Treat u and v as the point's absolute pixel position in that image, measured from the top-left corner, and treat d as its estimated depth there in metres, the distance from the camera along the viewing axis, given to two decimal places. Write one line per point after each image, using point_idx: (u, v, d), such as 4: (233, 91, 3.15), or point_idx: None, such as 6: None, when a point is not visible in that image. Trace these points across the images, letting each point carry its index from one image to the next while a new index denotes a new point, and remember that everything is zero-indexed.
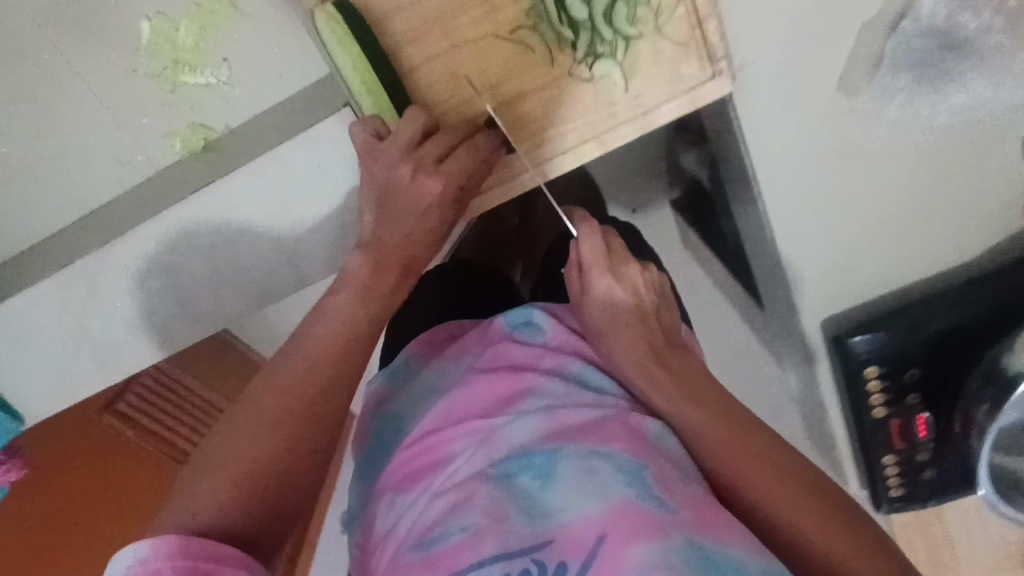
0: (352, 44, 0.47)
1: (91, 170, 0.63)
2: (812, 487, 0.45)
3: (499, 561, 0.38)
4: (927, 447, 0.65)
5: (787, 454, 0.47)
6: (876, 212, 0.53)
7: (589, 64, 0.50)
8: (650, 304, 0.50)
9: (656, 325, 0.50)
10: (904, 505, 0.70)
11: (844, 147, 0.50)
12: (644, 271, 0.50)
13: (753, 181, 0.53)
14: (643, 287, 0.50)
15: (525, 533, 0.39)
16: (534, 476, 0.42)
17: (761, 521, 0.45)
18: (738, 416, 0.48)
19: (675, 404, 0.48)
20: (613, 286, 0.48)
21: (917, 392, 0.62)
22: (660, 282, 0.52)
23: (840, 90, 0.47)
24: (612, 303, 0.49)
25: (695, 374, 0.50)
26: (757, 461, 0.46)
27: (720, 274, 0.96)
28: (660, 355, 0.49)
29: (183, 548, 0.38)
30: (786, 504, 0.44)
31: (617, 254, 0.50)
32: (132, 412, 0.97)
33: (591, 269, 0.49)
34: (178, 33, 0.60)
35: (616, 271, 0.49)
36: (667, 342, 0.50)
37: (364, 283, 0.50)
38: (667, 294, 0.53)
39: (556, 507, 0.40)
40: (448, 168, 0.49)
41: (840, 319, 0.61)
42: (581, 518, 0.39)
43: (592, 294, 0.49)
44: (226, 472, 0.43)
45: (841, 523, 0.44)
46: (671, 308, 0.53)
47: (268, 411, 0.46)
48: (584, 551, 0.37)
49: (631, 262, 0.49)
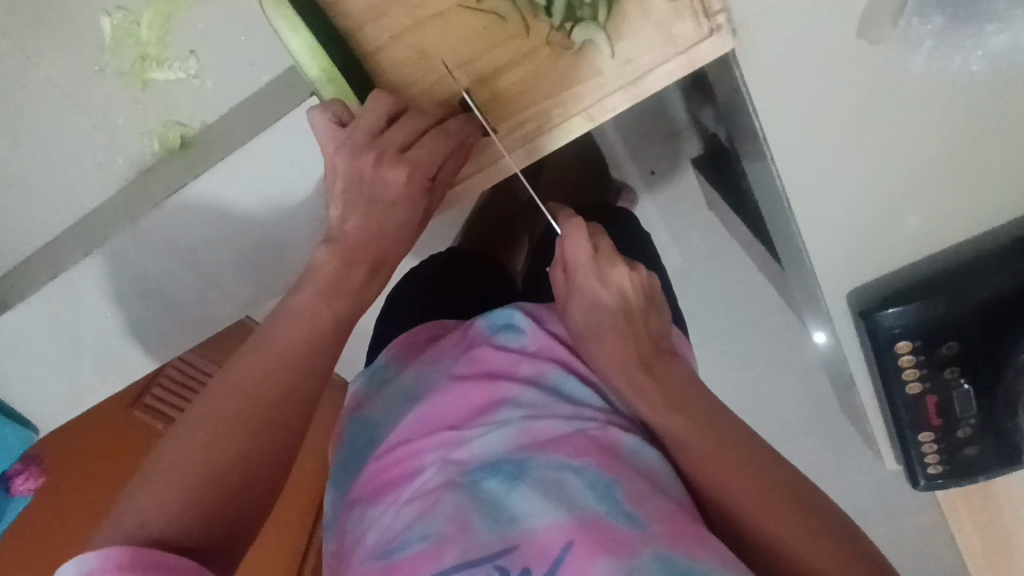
0: (304, 27, 0.44)
1: (70, 176, 0.63)
2: (791, 493, 0.45)
3: (462, 570, 0.39)
4: (970, 424, 0.56)
5: (766, 461, 0.46)
6: (903, 175, 0.47)
7: (568, 31, 0.46)
8: (638, 306, 0.52)
9: (643, 328, 0.51)
10: (945, 481, 0.61)
11: (868, 103, 0.44)
12: (632, 273, 0.52)
13: (762, 142, 0.48)
14: (630, 288, 0.51)
15: (489, 540, 0.40)
16: (502, 487, 0.43)
17: (743, 531, 0.44)
18: (720, 422, 0.48)
19: (655, 410, 0.48)
20: (599, 289, 0.51)
21: (958, 366, 0.52)
22: (650, 285, 0.53)
23: (861, 37, 0.41)
24: (597, 303, 0.51)
25: (680, 381, 0.50)
26: (743, 471, 0.45)
27: (745, 236, 0.90)
28: (647, 362, 0.50)
29: (130, 561, 0.34)
30: (769, 516, 0.43)
31: (604, 253, 0.51)
32: (160, 404, 0.94)
33: (577, 271, 0.51)
34: (140, 28, 0.59)
35: (602, 272, 0.51)
36: (654, 348, 0.51)
37: (330, 281, 0.46)
38: (657, 298, 0.54)
39: (522, 515, 0.41)
40: (413, 156, 0.46)
41: (866, 292, 0.55)
42: (547, 527, 0.40)
43: (578, 294, 0.51)
44: (178, 482, 0.38)
45: (818, 531, 0.43)
46: (662, 312, 0.54)
47: (227, 414, 0.41)
48: (549, 559, 0.39)
49: (619, 265, 0.51)
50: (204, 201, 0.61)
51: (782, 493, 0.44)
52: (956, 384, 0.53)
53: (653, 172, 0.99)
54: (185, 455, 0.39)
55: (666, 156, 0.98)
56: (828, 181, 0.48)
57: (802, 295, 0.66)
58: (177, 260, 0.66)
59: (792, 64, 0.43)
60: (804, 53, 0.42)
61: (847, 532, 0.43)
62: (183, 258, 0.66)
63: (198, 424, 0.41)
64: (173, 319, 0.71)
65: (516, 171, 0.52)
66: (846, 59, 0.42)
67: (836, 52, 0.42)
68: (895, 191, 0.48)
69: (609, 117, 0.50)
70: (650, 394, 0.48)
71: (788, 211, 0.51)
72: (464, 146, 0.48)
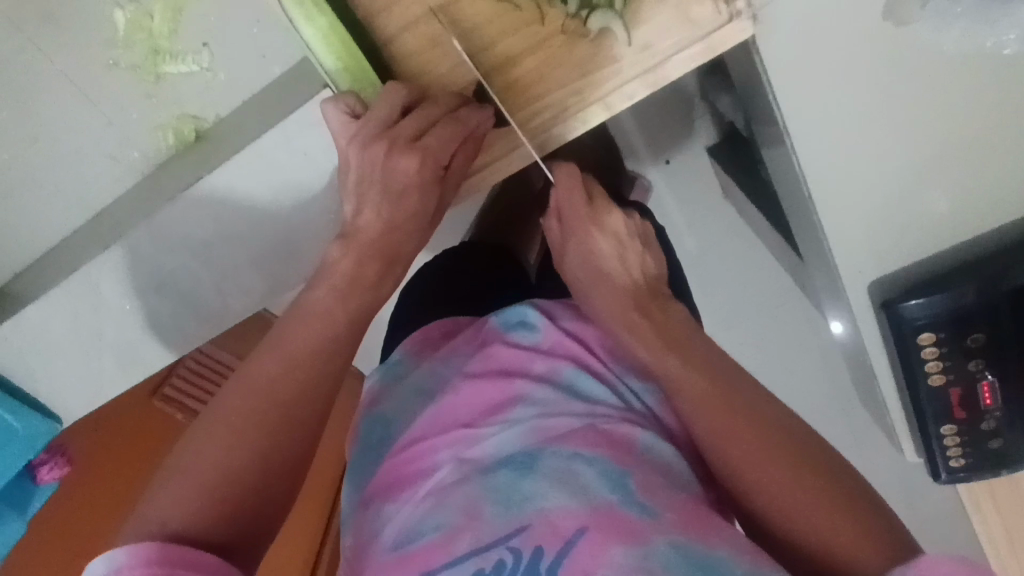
0: (320, 15, 0.45)
1: (87, 172, 0.63)
2: (814, 467, 0.43)
3: (474, 557, 0.40)
4: (995, 416, 0.54)
5: (793, 433, 0.45)
6: (933, 164, 0.45)
7: (584, 18, 0.46)
8: (632, 249, 0.52)
9: (641, 274, 0.51)
10: (968, 475, 0.59)
11: (893, 86, 0.43)
12: (626, 219, 0.52)
13: (786, 132, 0.47)
14: (625, 232, 0.52)
15: (500, 523, 0.41)
16: (513, 475, 0.43)
17: (767, 515, 0.43)
18: (743, 399, 0.45)
19: (661, 359, 0.47)
20: (596, 236, 0.51)
21: (984, 357, 0.51)
22: (644, 230, 0.54)
23: (886, 18, 0.41)
24: (593, 250, 0.51)
25: (685, 336, 0.49)
26: (764, 458, 0.43)
27: (761, 224, 0.89)
28: (644, 307, 0.49)
29: (157, 556, 0.35)
30: (791, 501, 0.42)
31: (598, 201, 0.52)
32: (178, 395, 0.96)
33: (573, 219, 0.52)
34: (153, 21, 0.60)
35: (596, 218, 0.52)
36: (651, 294, 0.51)
37: (345, 275, 0.46)
38: (653, 243, 0.54)
39: (534, 493, 0.42)
40: (424, 146, 0.46)
41: (889, 282, 0.52)
42: (560, 508, 0.40)
43: (573, 242, 0.52)
44: (197, 480, 0.39)
45: (847, 506, 0.42)
46: (658, 256, 0.54)
47: (241, 414, 0.41)
48: (563, 538, 0.39)
49: (614, 211, 0.52)
50: (216, 195, 0.61)
51: (807, 469, 0.43)
52: (981, 376, 0.52)
53: (668, 161, 0.99)
54: (203, 455, 0.40)
55: (680, 143, 0.98)
56: (854, 168, 0.46)
57: (823, 285, 0.64)
58: (193, 257, 0.66)
59: (812, 48, 0.42)
60: (822, 36, 0.42)
61: (876, 522, 0.42)
62: (200, 255, 0.66)
63: (215, 425, 0.41)
64: (190, 316, 0.72)
65: (530, 162, 0.51)
66: (864, 44, 0.42)
67: (858, 35, 0.41)
68: (924, 179, 0.46)
69: (626, 106, 0.48)
70: (676, 375, 0.46)
71: (810, 204, 0.49)
72: (473, 138, 0.47)
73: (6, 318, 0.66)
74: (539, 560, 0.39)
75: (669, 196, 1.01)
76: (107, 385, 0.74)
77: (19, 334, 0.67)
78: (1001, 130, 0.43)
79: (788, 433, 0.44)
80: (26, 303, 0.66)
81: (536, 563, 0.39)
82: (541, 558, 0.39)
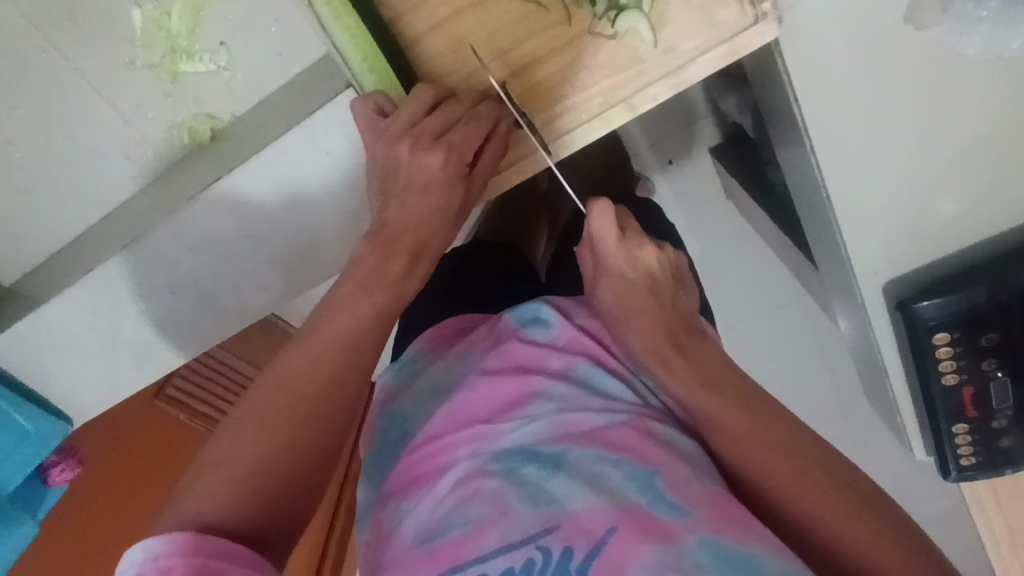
0: (349, 15, 0.44)
1: (102, 170, 0.64)
2: (832, 474, 0.43)
3: (503, 552, 0.40)
4: (1007, 415, 0.54)
5: (811, 440, 0.45)
6: (954, 164, 0.46)
7: (611, 19, 0.46)
8: (665, 284, 0.51)
9: (672, 306, 0.51)
10: (976, 474, 0.59)
11: (915, 87, 0.43)
12: (660, 253, 0.52)
13: (805, 133, 0.47)
14: (658, 268, 0.51)
15: (529, 519, 0.41)
16: (540, 471, 0.44)
17: (783, 517, 0.44)
18: (759, 404, 0.46)
19: (691, 391, 0.47)
20: (627, 269, 0.51)
21: (997, 357, 0.51)
22: (675, 264, 0.53)
23: (908, 22, 0.41)
24: (626, 283, 0.50)
25: (709, 358, 0.49)
26: (783, 462, 0.43)
27: (767, 227, 0.89)
28: (676, 340, 0.49)
29: (194, 545, 0.36)
30: (811, 501, 0.42)
31: (632, 235, 0.51)
32: (181, 396, 0.96)
33: (608, 257, 0.51)
34: (171, 19, 0.60)
35: (631, 254, 0.51)
36: (682, 324, 0.50)
37: (369, 272, 0.47)
38: (684, 276, 0.54)
39: (563, 495, 0.42)
40: (449, 141, 0.46)
41: (904, 282, 0.53)
42: (588, 508, 0.41)
43: (604, 273, 0.51)
44: (227, 471, 0.40)
45: (868, 512, 0.42)
46: (688, 289, 0.54)
47: (270, 408, 0.42)
48: (592, 539, 0.39)
49: (647, 245, 0.51)
50: (237, 195, 0.62)
51: (824, 473, 0.43)
52: (993, 375, 0.52)
53: (671, 163, 1.00)
54: (235, 450, 0.41)
55: (683, 145, 0.99)
56: (876, 167, 0.47)
57: (835, 288, 0.64)
58: (212, 257, 0.67)
59: (829, 52, 0.43)
60: (848, 37, 0.42)
61: (895, 523, 0.42)
62: (218, 254, 0.67)
63: (243, 424, 0.42)
64: (205, 314, 0.72)
65: (551, 164, 0.52)
66: (887, 45, 0.42)
67: (884, 36, 0.42)
68: (940, 180, 0.46)
69: (650, 108, 0.49)
70: (694, 394, 0.46)
71: (827, 207, 0.50)
72: (497, 134, 0.47)
73: (24, 314, 0.66)
74: (569, 558, 0.39)
75: (674, 198, 1.01)
76: (123, 381, 0.75)
77: (38, 330, 0.67)
78: (1007, 138, 0.44)
79: (806, 436, 0.45)
80: (44, 300, 0.66)
81: (566, 561, 0.39)
82: (571, 556, 0.39)
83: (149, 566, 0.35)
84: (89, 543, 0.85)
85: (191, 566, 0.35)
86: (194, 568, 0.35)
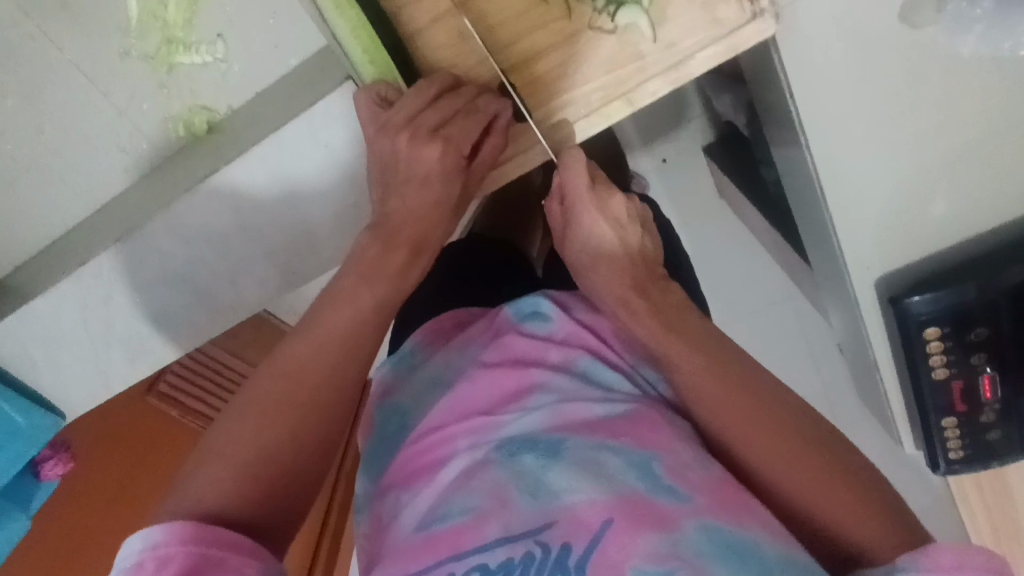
0: (350, 7, 0.45)
1: (93, 160, 0.64)
2: (819, 447, 0.44)
3: (503, 543, 0.40)
4: (994, 408, 0.56)
5: (796, 412, 0.45)
6: (948, 160, 0.46)
7: (611, 13, 0.47)
8: (633, 231, 0.51)
9: (643, 261, 0.51)
10: (964, 467, 0.60)
11: (904, 89, 0.44)
12: (628, 201, 0.51)
13: (799, 129, 0.47)
14: (626, 216, 0.51)
15: (529, 510, 0.41)
16: (540, 461, 0.44)
17: (775, 490, 0.44)
18: (743, 373, 0.46)
19: (674, 357, 0.47)
20: (598, 221, 0.50)
21: (985, 351, 0.52)
22: (643, 214, 0.53)
23: (902, 22, 0.42)
24: (597, 237, 0.50)
25: (701, 331, 0.48)
26: (771, 434, 0.44)
27: (757, 224, 0.90)
28: (643, 289, 0.49)
29: (196, 534, 0.36)
30: (794, 473, 0.43)
31: (600, 183, 0.50)
32: (177, 394, 0.96)
33: (575, 201, 0.50)
34: (168, 10, 0.60)
35: (601, 203, 0.50)
36: (651, 276, 0.50)
37: (371, 262, 0.47)
38: (651, 226, 0.54)
39: (562, 485, 0.42)
40: (448, 134, 0.46)
41: (895, 279, 0.53)
42: (586, 498, 0.41)
43: (577, 228, 0.51)
44: (230, 459, 0.40)
45: (852, 483, 0.43)
46: (655, 239, 0.54)
47: (272, 401, 0.42)
48: (591, 530, 0.40)
49: (616, 193, 0.51)
50: (236, 188, 0.62)
51: (808, 443, 0.44)
52: (981, 369, 0.53)
53: (665, 160, 1.01)
54: (239, 440, 0.41)
55: (675, 145, 1.00)
56: (870, 166, 0.47)
57: (829, 288, 0.65)
58: (209, 249, 0.66)
59: (826, 55, 0.43)
60: (843, 37, 0.43)
61: (888, 513, 0.43)
62: (216, 247, 0.66)
63: (243, 417, 0.42)
64: (200, 308, 0.71)
65: (549, 160, 0.51)
66: (883, 44, 0.42)
67: (880, 37, 0.42)
68: (933, 178, 0.47)
69: (650, 103, 0.49)
70: (681, 362, 0.46)
71: (821, 203, 0.50)
72: (497, 129, 0.47)
73: (17, 306, 0.66)
74: (568, 554, 0.39)
75: (666, 196, 1.02)
76: (117, 376, 0.74)
77: (30, 323, 0.67)
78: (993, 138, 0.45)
79: (793, 409, 0.45)
80: (37, 292, 0.65)
81: (565, 555, 0.39)
82: (570, 552, 0.39)
83: (150, 554, 0.35)
84: (89, 540, 0.85)
85: (191, 556, 0.35)
86: (195, 560, 0.35)
